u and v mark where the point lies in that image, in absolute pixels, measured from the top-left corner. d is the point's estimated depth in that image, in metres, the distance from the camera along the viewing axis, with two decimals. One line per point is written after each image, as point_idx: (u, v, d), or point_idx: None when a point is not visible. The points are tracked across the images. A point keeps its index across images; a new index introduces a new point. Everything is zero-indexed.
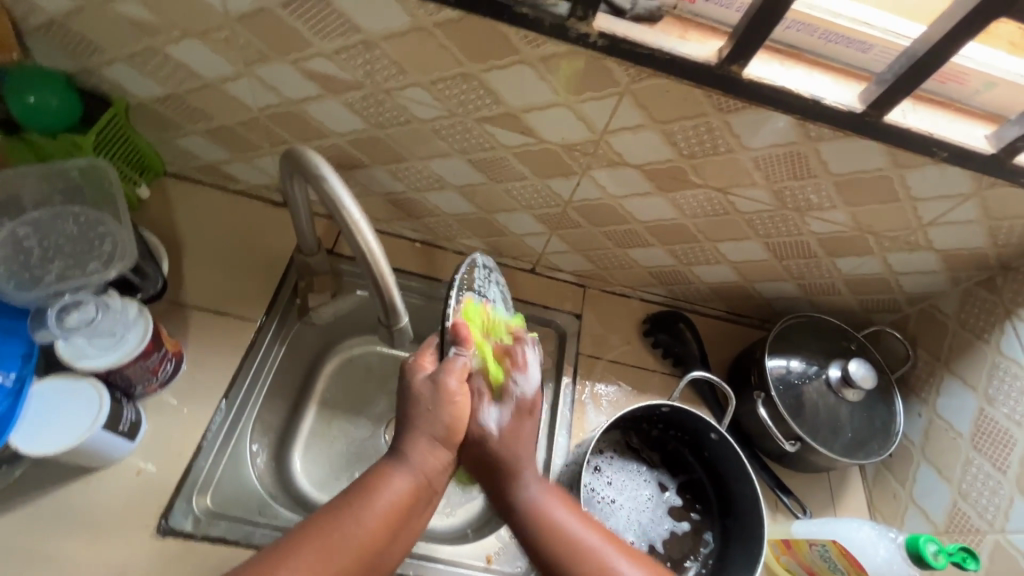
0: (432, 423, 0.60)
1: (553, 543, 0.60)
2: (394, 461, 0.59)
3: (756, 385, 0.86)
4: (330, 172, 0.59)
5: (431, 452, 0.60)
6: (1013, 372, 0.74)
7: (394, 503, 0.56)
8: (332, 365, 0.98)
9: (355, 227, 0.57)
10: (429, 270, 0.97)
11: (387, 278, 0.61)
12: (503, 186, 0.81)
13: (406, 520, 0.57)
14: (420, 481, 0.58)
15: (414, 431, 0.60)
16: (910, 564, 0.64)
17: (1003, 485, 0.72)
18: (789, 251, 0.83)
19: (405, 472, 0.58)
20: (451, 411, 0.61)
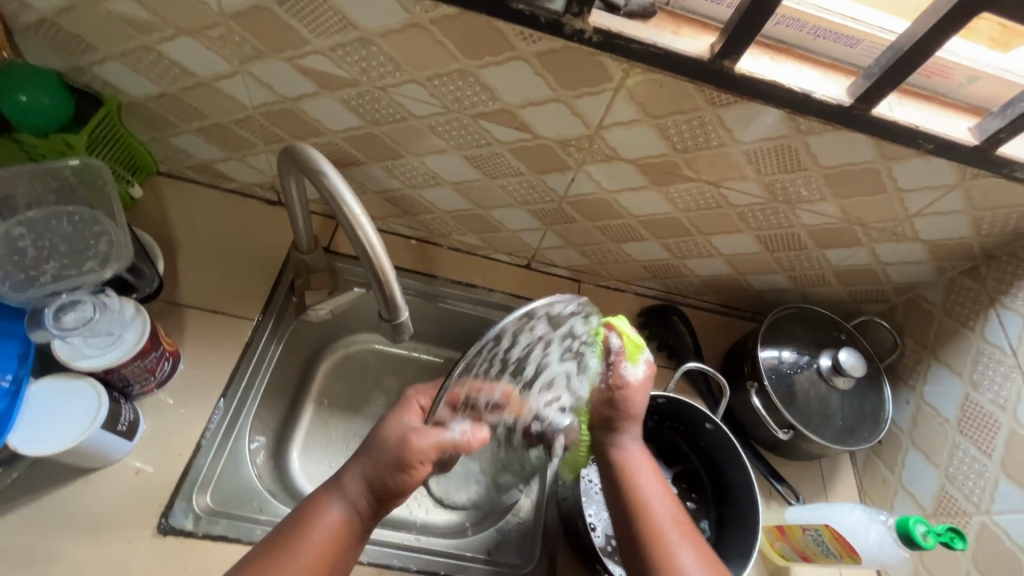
0: (378, 459, 0.62)
1: (633, 488, 0.69)
2: (332, 490, 0.62)
3: (750, 375, 0.88)
4: (330, 167, 0.59)
5: (366, 488, 0.62)
6: (996, 358, 0.77)
7: (327, 536, 0.59)
8: (328, 363, 1.00)
9: (356, 222, 0.57)
10: (425, 266, 0.97)
11: (389, 274, 0.61)
12: (498, 182, 0.81)
13: (340, 554, 0.59)
14: (354, 515, 0.61)
15: (361, 463, 0.63)
16: (900, 543, 0.66)
17: (988, 468, 0.74)
18: (780, 243, 0.85)
19: (337, 503, 0.61)
20: (394, 451, 0.62)
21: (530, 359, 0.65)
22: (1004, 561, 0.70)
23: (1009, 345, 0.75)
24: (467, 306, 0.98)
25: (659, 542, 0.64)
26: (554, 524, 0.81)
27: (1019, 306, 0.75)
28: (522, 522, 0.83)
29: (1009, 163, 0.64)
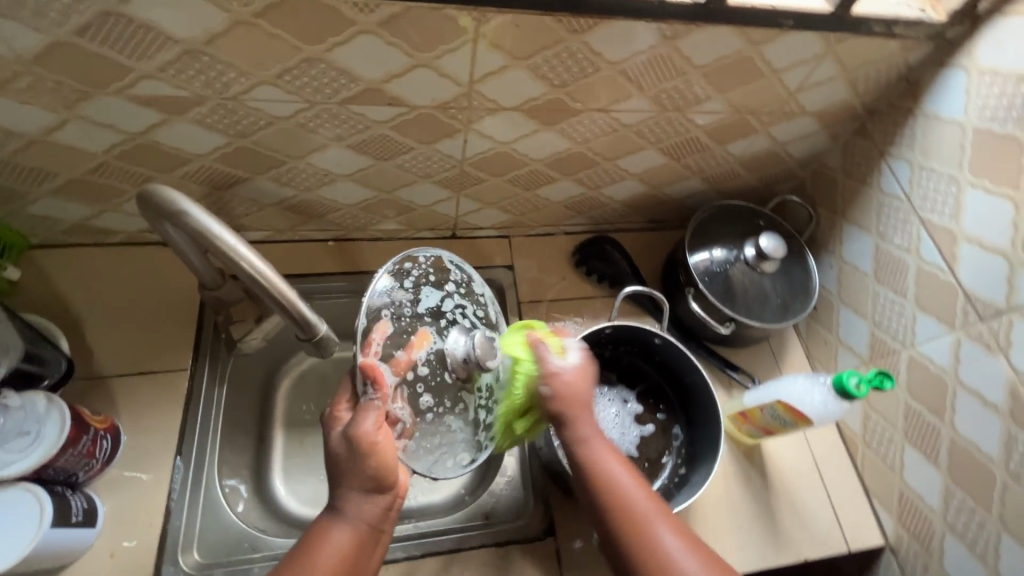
0: (355, 476, 0.62)
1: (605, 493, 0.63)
2: (338, 514, 0.61)
3: (686, 283, 0.91)
4: (189, 203, 0.55)
5: (378, 505, 0.63)
6: (894, 207, 0.81)
7: (340, 555, 0.59)
8: (287, 383, 1.03)
9: (235, 252, 0.55)
10: (350, 265, 0.95)
11: (286, 293, 0.59)
12: (393, 162, 0.78)
13: (356, 567, 0.60)
14: (363, 529, 0.61)
15: (365, 482, 0.62)
16: (841, 400, 0.72)
17: (907, 307, 0.80)
18: (684, 150, 0.86)
19: (346, 524, 0.61)
20: (376, 460, 0.63)
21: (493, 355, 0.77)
22: (931, 385, 0.77)
23: (902, 192, 0.80)
24: None
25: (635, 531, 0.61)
26: (541, 470, 0.84)
27: (905, 152, 0.79)
28: (512, 479, 0.85)
29: (864, 20, 0.67)
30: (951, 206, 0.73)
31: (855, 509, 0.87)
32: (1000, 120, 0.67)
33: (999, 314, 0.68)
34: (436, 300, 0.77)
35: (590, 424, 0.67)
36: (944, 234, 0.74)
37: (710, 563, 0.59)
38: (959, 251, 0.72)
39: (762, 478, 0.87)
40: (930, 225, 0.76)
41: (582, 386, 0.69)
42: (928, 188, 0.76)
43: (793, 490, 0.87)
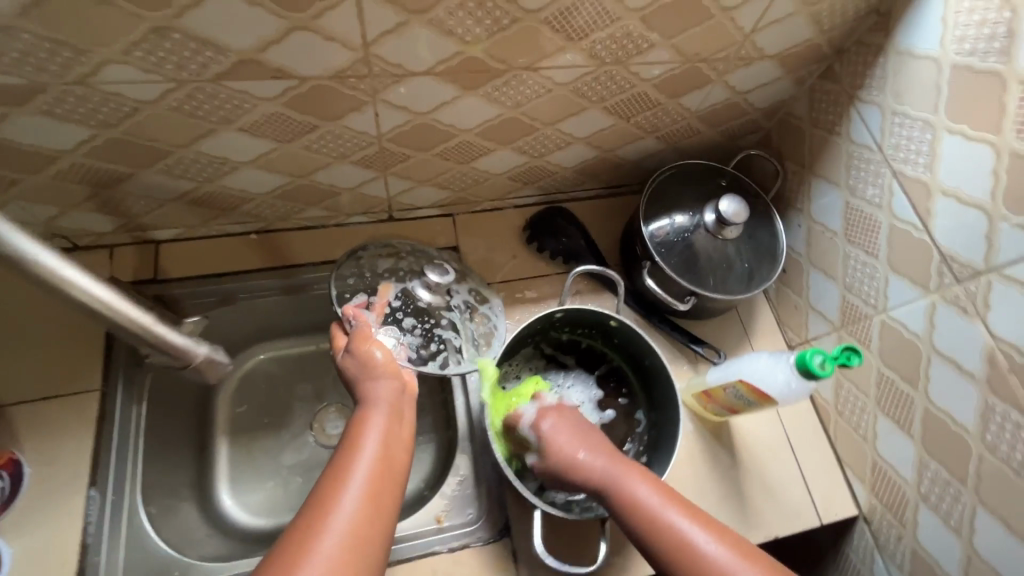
0: (365, 372, 0.66)
1: (635, 518, 0.60)
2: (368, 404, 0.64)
3: (642, 256, 0.84)
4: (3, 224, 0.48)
5: (397, 388, 0.66)
6: (865, 158, 0.73)
7: (377, 434, 0.61)
8: (228, 389, 0.97)
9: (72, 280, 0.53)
10: (277, 259, 0.86)
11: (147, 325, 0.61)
12: (298, 144, 0.68)
13: (395, 445, 0.61)
14: (390, 410, 0.64)
15: (382, 372, 0.67)
16: (803, 381, 0.65)
17: (878, 269, 0.74)
18: (632, 108, 0.77)
19: (376, 409, 0.63)
20: (378, 356, 0.68)
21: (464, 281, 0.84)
22: (904, 352, 0.71)
23: (873, 142, 0.71)
24: None
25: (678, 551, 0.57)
26: (494, 466, 0.79)
27: (875, 96, 0.70)
28: (465, 479, 0.79)
29: None
30: (926, 155, 0.65)
31: (827, 480, 0.84)
32: (980, 53, 0.58)
33: (976, 276, 0.62)
34: (391, 262, 0.83)
35: (600, 454, 0.65)
36: (918, 187, 0.67)
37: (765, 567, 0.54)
38: (933, 206, 0.65)
39: (730, 456, 0.83)
40: (903, 177, 0.68)
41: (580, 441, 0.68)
42: (900, 136, 0.68)
43: (762, 466, 0.83)
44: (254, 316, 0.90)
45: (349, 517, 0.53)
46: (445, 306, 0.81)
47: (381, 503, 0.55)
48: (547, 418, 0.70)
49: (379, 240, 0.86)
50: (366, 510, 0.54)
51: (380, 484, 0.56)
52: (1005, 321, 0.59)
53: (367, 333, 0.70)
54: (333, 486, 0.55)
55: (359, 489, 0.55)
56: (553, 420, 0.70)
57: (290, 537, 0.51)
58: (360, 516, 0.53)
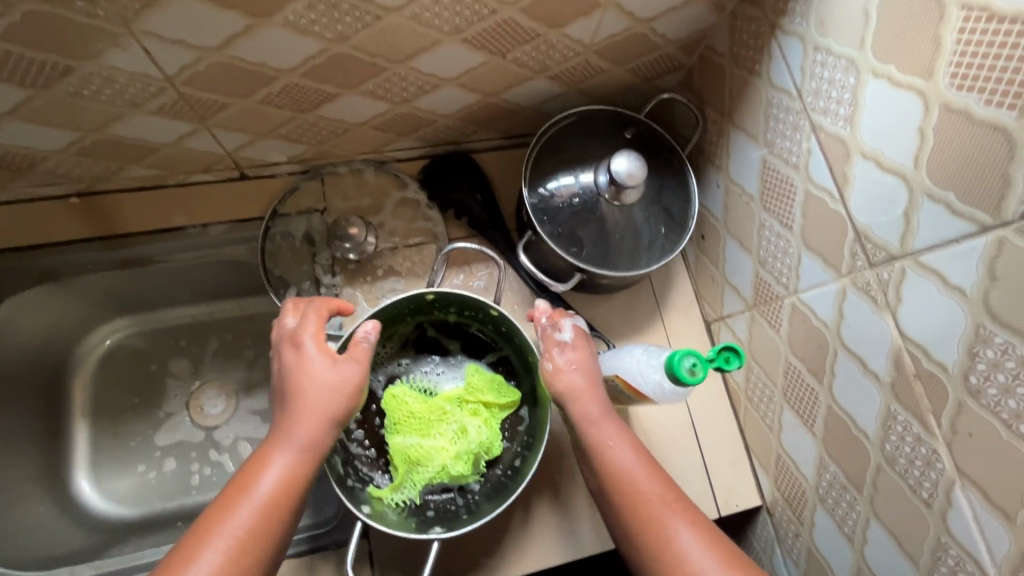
0: (290, 396, 0.56)
1: (611, 482, 0.54)
2: (273, 445, 0.54)
3: (527, 224, 0.72)
4: None
5: (322, 434, 0.55)
6: (784, 106, 0.59)
7: (274, 486, 0.52)
8: (86, 369, 0.87)
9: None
10: (104, 227, 0.74)
11: None
12: (61, 90, 0.54)
13: (288, 502, 0.53)
14: (302, 455, 0.54)
15: (317, 406, 0.55)
16: (675, 384, 0.56)
17: (792, 243, 0.62)
18: (503, 40, 0.61)
19: (285, 451, 0.54)
20: (314, 377, 0.56)
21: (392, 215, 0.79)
22: (812, 340, 0.61)
23: (794, 86, 0.57)
24: (188, 252, 0.77)
25: (644, 523, 0.52)
26: None
27: (799, 25, 0.55)
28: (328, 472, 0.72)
29: None
30: (847, 105, 0.51)
31: (730, 468, 0.76)
32: None
33: (890, 261, 0.50)
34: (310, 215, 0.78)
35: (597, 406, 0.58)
36: (836, 146, 0.54)
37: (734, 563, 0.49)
38: (852, 171, 0.52)
39: None
40: (821, 133, 0.55)
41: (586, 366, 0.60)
42: (822, 80, 0.54)
43: (659, 455, 0.75)
44: (92, 288, 0.79)
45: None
46: (374, 247, 0.78)
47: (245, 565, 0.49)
48: (576, 333, 0.62)
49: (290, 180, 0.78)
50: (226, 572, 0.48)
51: (242, 560, 0.49)
52: (916, 318, 0.48)
53: (303, 333, 0.59)
54: (187, 554, 0.49)
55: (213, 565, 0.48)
56: (577, 336, 0.61)
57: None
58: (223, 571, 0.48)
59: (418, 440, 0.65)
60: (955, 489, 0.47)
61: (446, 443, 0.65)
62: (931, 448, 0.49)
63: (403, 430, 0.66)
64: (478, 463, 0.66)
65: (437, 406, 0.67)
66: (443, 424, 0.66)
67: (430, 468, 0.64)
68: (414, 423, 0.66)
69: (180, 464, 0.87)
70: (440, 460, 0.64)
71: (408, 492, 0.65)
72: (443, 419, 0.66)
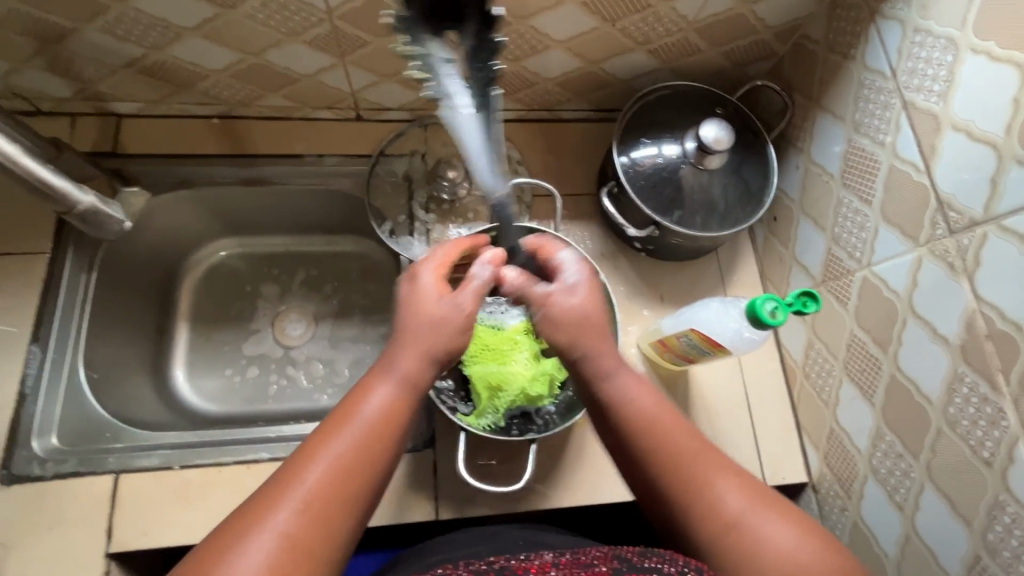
0: (404, 331, 0.54)
1: (623, 415, 0.53)
2: (380, 374, 0.52)
3: (612, 178, 0.78)
4: None
5: (424, 365, 0.53)
6: (876, 87, 0.63)
7: (372, 417, 0.49)
8: (193, 277, 0.97)
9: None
10: (236, 147, 0.84)
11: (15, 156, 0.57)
12: (242, 12, 0.64)
13: (391, 436, 0.49)
14: (406, 388, 0.52)
15: (426, 335, 0.54)
16: (756, 330, 0.59)
17: (870, 218, 0.65)
18: (616, 8, 0.68)
19: (389, 382, 0.52)
20: (427, 313, 0.55)
21: None
22: (880, 311, 0.64)
23: (889, 67, 0.61)
24: (300, 179, 0.86)
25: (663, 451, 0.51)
26: None
27: (900, 9, 0.60)
28: None
29: None
30: (942, 82, 0.55)
31: (780, 443, 0.78)
32: None
33: (972, 227, 0.53)
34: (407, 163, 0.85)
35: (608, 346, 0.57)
36: (926, 121, 0.57)
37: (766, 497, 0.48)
38: (941, 144, 0.56)
39: (679, 406, 0.78)
40: (912, 109, 0.59)
41: (595, 316, 0.57)
42: (918, 59, 0.58)
43: (712, 418, 0.78)
44: (213, 202, 0.89)
45: (298, 513, 0.43)
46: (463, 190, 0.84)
47: (338, 498, 0.45)
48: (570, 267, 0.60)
49: (396, 127, 0.87)
50: (316, 504, 0.44)
51: (336, 494, 0.45)
52: (992, 282, 0.51)
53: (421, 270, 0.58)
54: (285, 479, 0.45)
55: (308, 492, 0.44)
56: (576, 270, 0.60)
57: (227, 520, 0.43)
58: (314, 502, 0.44)
59: (496, 368, 0.71)
60: (1019, 446, 0.49)
61: (526, 365, 0.70)
62: (996, 407, 0.51)
63: (482, 360, 0.72)
64: (552, 384, 0.72)
65: (508, 336, 0.72)
66: (517, 352, 0.71)
67: (511, 391, 0.69)
68: (490, 353, 0.72)
69: (261, 375, 0.95)
70: (521, 382, 0.69)
71: (495, 416, 0.71)
72: (516, 348, 0.72)
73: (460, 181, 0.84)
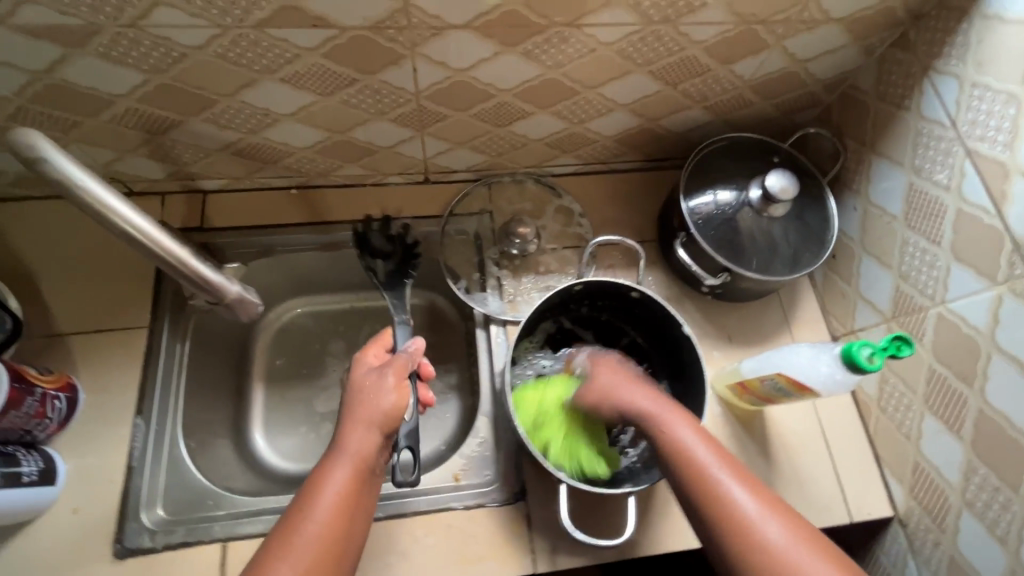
0: (360, 412, 0.64)
1: (680, 459, 0.57)
2: (334, 454, 0.62)
3: (679, 228, 0.81)
4: (87, 180, 0.51)
5: (370, 442, 0.62)
6: (936, 135, 0.67)
7: (340, 492, 0.59)
8: (265, 338, 1.00)
9: (114, 209, 0.53)
10: (314, 215, 0.89)
11: (185, 261, 0.59)
12: (338, 98, 0.69)
13: (356, 507, 0.59)
14: (359, 465, 0.61)
15: (350, 426, 0.63)
16: (851, 373, 0.61)
17: (940, 257, 0.68)
18: (680, 74, 0.73)
19: (344, 462, 0.61)
20: (371, 396, 0.65)
21: (549, 223, 0.90)
22: (960, 346, 0.66)
23: (948, 117, 0.65)
24: None
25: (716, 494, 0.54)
26: (513, 434, 0.79)
27: (955, 65, 0.64)
28: (485, 441, 0.80)
29: None
30: (1007, 132, 0.59)
31: (863, 477, 0.79)
32: None
33: None
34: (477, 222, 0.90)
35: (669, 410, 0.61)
36: (993, 168, 0.61)
37: (795, 524, 0.51)
38: (1011, 189, 0.59)
39: (759, 446, 0.79)
40: (977, 157, 0.62)
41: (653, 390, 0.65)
42: (979, 111, 0.62)
43: (792, 456, 0.79)
44: (289, 267, 0.93)
45: None
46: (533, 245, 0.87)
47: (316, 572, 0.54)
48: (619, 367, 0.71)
49: (463, 187, 0.91)
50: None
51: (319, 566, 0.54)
52: None
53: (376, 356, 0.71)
54: (275, 556, 0.54)
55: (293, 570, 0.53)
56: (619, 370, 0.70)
57: None
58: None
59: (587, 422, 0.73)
60: None
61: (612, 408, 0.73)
62: None
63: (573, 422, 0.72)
64: None
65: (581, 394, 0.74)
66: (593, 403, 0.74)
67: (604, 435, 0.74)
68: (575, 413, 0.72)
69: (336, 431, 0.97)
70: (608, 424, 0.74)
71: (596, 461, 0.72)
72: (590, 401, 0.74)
73: (530, 236, 0.86)
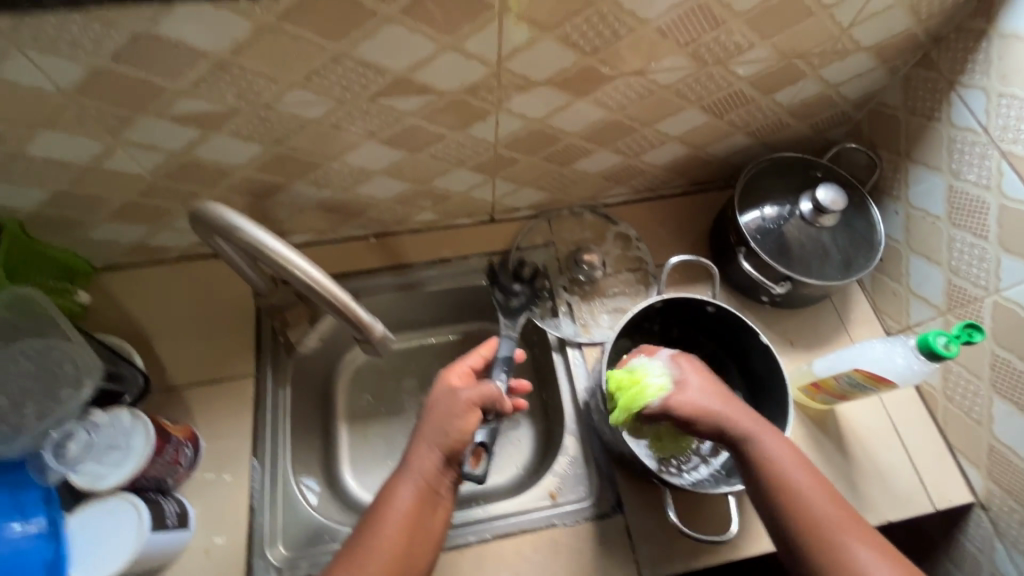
0: (433, 432, 0.68)
1: (766, 474, 0.63)
2: (401, 472, 0.67)
3: (737, 243, 0.87)
4: (267, 238, 0.57)
5: (434, 463, 0.67)
6: (969, 140, 0.74)
7: (404, 512, 0.64)
8: (344, 380, 1.06)
9: (295, 264, 0.58)
10: (392, 260, 0.96)
11: (342, 301, 0.61)
12: (427, 152, 0.77)
13: (418, 524, 0.64)
14: (422, 484, 0.66)
15: (418, 443, 0.68)
16: (927, 362, 0.67)
17: (988, 249, 0.74)
18: (727, 106, 0.81)
19: (408, 481, 0.66)
20: (441, 418, 0.69)
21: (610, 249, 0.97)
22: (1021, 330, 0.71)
23: (979, 124, 0.73)
24: (448, 281, 0.97)
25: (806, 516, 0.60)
26: (602, 449, 0.84)
27: (978, 79, 0.72)
28: (575, 459, 0.84)
29: None
30: None
31: (939, 466, 0.83)
32: None
33: None
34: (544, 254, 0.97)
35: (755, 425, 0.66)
36: None
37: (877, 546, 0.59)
38: None
39: (836, 443, 0.83)
40: (1013, 158, 0.70)
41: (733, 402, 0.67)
42: (1009, 118, 0.69)
43: (870, 451, 0.83)
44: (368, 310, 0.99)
45: None
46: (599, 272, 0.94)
47: None
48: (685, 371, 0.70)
49: (526, 223, 0.99)
50: None
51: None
52: None
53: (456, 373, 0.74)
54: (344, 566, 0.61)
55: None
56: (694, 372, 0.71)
57: None
58: None
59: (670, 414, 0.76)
60: None
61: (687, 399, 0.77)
62: None
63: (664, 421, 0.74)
64: None
65: None
66: None
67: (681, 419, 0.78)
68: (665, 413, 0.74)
69: None
70: None
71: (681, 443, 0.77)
72: None
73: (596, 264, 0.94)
